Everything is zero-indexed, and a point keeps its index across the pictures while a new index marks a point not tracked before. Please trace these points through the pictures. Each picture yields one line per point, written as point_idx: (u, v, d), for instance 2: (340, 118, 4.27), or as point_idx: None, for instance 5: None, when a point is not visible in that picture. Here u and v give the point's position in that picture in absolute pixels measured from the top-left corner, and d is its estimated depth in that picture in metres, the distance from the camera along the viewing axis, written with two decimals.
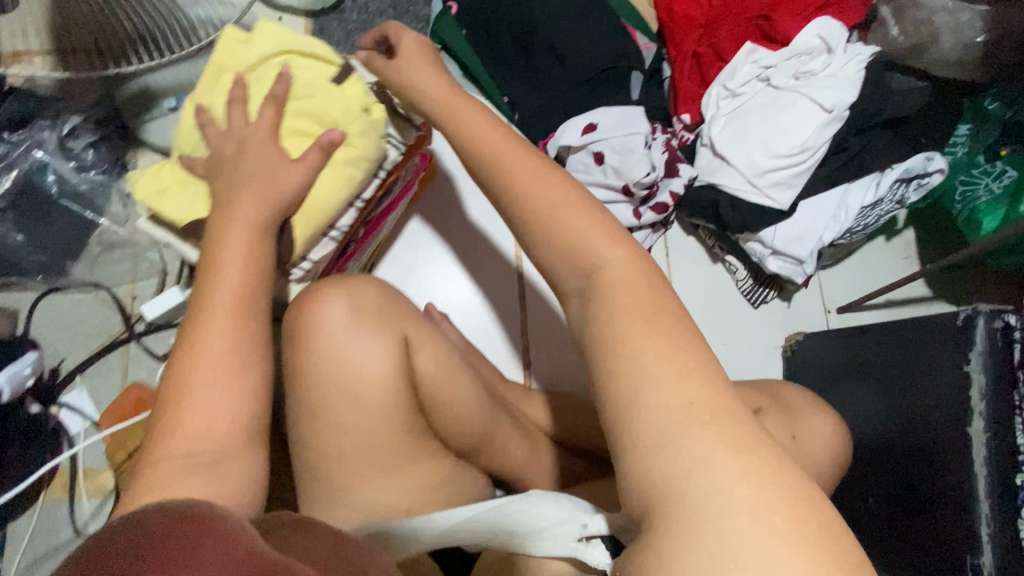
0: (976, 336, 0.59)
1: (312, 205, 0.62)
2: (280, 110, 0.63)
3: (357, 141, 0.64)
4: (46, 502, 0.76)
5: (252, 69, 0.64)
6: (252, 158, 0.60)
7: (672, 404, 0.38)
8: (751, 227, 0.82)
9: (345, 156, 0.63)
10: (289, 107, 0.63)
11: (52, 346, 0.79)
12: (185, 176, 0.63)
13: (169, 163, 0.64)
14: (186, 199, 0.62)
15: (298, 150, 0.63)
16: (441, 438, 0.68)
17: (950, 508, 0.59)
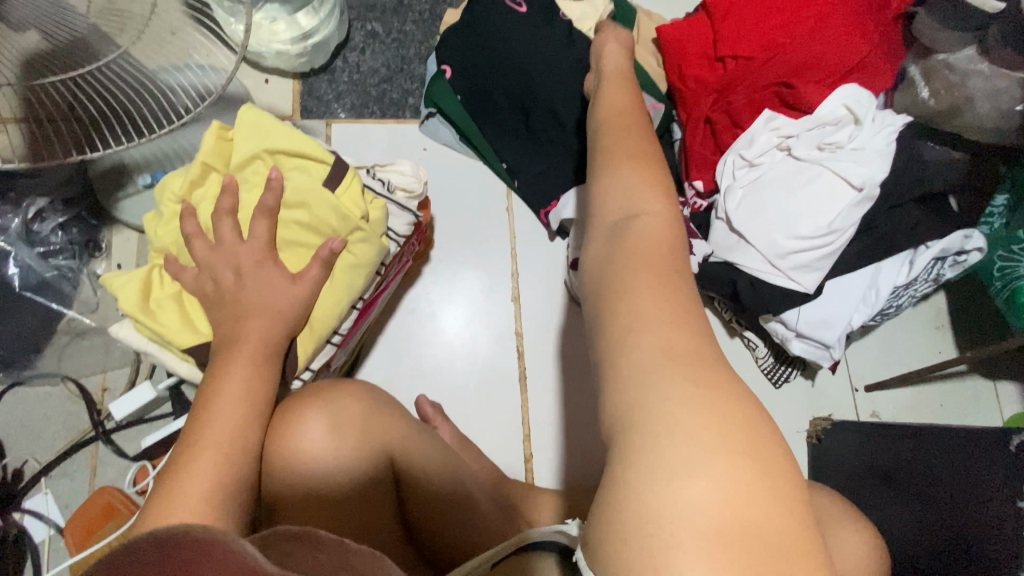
0: None
1: (312, 321, 0.59)
2: (272, 221, 0.57)
3: (357, 248, 0.60)
4: None
5: (238, 169, 0.59)
6: (227, 270, 0.55)
7: (660, 355, 0.34)
8: (774, 310, 0.75)
9: (343, 262, 0.60)
10: (280, 216, 0.58)
11: (17, 445, 0.74)
12: (176, 288, 0.58)
13: (160, 271, 0.59)
14: (179, 314, 0.57)
15: (297, 264, 0.59)
16: (432, 567, 0.61)
17: None
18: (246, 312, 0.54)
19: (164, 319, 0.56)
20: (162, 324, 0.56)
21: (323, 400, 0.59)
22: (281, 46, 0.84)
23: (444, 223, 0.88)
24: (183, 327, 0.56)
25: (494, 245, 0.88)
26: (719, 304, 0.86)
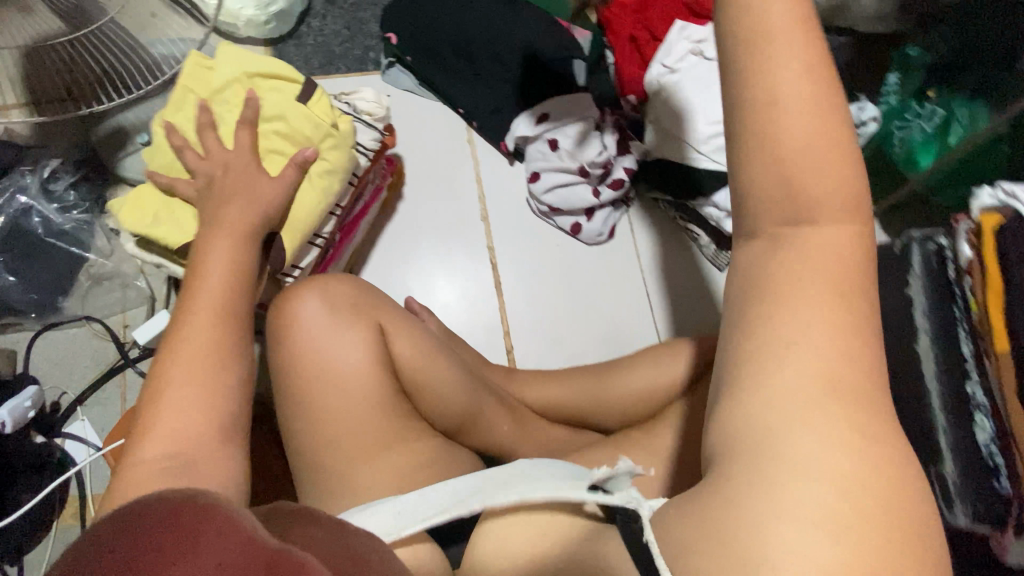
0: (913, 259, 0.63)
1: (297, 217, 0.70)
2: (255, 132, 0.68)
3: (331, 155, 0.72)
4: (59, 531, 0.78)
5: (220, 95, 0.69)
6: (231, 174, 0.64)
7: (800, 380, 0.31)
8: (705, 192, 0.86)
9: (320, 168, 0.71)
10: (261, 129, 0.69)
11: (52, 381, 0.82)
12: (164, 199, 0.67)
13: (147, 188, 0.68)
14: (170, 219, 0.66)
15: (276, 167, 0.69)
16: (427, 417, 0.71)
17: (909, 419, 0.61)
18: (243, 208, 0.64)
19: (168, 223, 0.66)
20: (157, 229, 0.66)
21: (317, 284, 0.69)
22: (248, 13, 0.93)
23: (411, 159, 0.96)
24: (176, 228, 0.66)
25: (459, 173, 0.97)
26: (663, 204, 0.97)
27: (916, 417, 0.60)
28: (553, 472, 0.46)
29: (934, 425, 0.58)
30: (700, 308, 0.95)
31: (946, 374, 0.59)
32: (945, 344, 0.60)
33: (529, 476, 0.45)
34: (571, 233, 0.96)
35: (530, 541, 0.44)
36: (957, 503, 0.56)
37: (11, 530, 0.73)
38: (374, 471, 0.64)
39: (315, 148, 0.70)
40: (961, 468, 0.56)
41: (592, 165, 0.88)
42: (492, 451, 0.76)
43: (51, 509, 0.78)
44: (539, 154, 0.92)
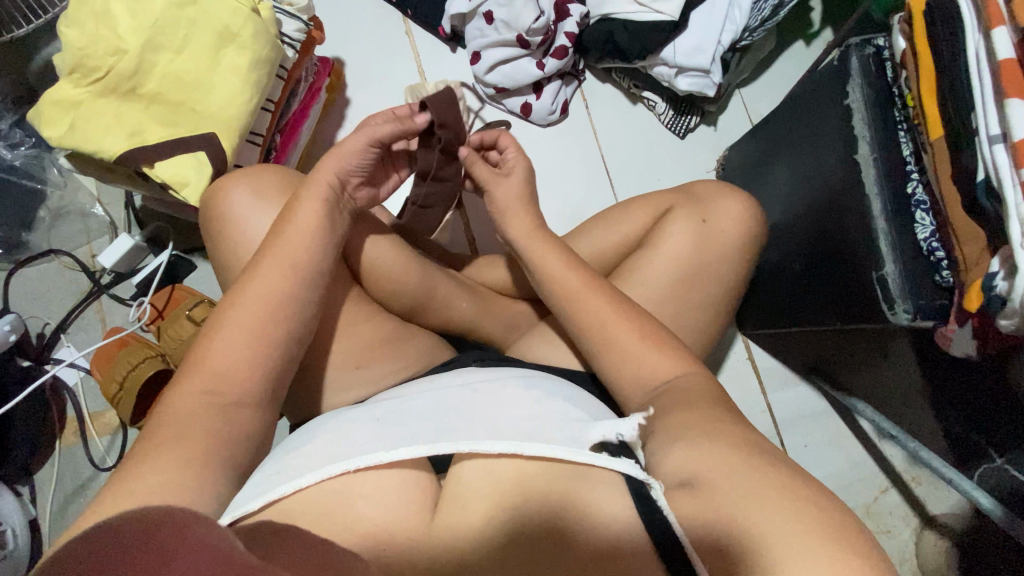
0: (851, 65, 0.60)
1: (226, 117, 0.65)
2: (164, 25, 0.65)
3: (251, 43, 0.65)
4: (63, 448, 0.84)
5: None
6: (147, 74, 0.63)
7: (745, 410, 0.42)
8: (651, 50, 0.83)
9: (240, 55, 0.65)
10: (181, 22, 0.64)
11: (32, 313, 0.85)
12: (76, 101, 0.62)
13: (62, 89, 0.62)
14: (94, 126, 0.61)
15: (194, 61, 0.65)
16: (381, 301, 0.73)
17: (858, 234, 0.60)
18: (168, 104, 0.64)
19: (85, 125, 0.61)
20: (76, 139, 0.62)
21: (238, 174, 0.64)
22: None
23: (350, 58, 0.93)
24: (99, 136, 0.61)
25: (400, 65, 0.93)
26: (616, 74, 0.94)
27: (862, 232, 0.59)
28: (552, 426, 0.50)
29: (875, 236, 0.58)
30: (661, 176, 0.94)
31: (886, 178, 0.58)
32: (885, 151, 0.58)
33: (537, 430, 0.49)
34: (523, 116, 0.92)
35: (511, 468, 0.47)
36: (897, 300, 0.56)
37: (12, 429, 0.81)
38: (333, 348, 0.67)
39: (234, 34, 0.64)
40: (902, 265, 0.56)
41: (531, 32, 0.84)
42: (454, 331, 0.78)
43: (54, 428, 0.84)
44: (477, 32, 0.88)
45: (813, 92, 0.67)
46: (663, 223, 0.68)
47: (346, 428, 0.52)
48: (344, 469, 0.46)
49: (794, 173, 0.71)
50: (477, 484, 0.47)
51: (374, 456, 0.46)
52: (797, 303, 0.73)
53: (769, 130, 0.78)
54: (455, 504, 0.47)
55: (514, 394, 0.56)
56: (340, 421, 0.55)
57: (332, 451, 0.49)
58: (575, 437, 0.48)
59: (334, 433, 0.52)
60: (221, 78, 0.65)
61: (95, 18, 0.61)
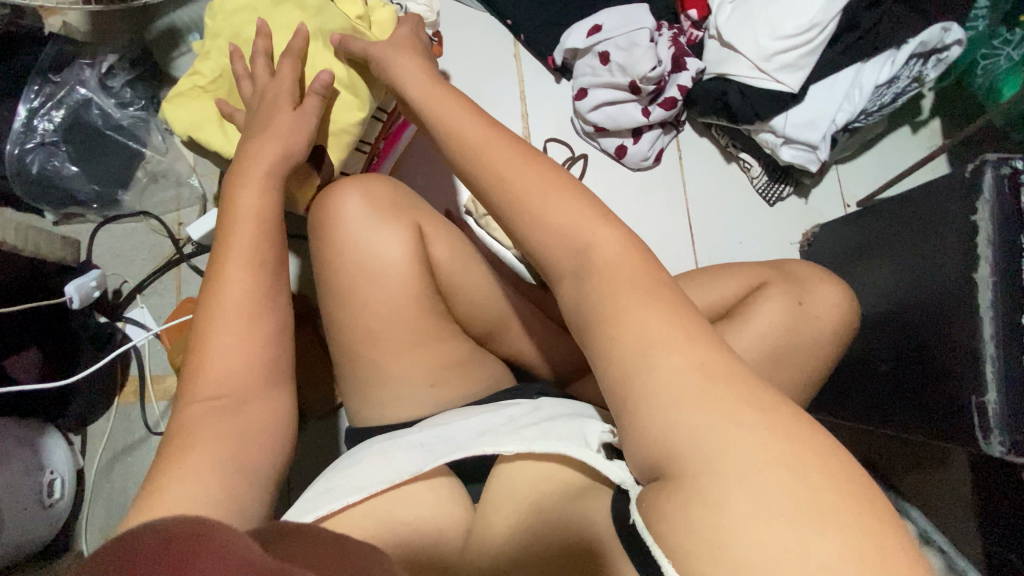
0: (984, 181, 0.59)
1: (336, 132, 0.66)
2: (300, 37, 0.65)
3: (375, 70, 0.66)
4: (121, 405, 0.86)
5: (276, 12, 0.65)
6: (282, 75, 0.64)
7: None
8: (762, 116, 0.82)
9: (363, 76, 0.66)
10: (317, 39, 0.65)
11: (113, 270, 0.88)
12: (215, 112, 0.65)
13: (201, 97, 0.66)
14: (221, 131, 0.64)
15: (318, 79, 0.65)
16: (462, 325, 0.73)
17: (963, 353, 0.59)
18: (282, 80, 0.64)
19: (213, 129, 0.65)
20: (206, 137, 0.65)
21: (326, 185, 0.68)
22: None
23: (458, 72, 0.93)
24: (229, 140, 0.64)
25: (504, 86, 0.94)
26: (716, 130, 0.94)
27: (969, 352, 0.58)
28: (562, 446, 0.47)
29: (981, 361, 0.57)
30: (744, 240, 0.93)
31: (1005, 303, 0.56)
32: (1008, 275, 0.56)
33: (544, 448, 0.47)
34: (616, 157, 0.92)
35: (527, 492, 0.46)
36: (993, 430, 0.56)
37: (74, 395, 0.82)
38: (409, 366, 0.67)
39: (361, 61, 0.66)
40: (1009, 397, 0.55)
41: (644, 80, 0.84)
42: (522, 363, 0.78)
43: (115, 385, 0.86)
44: (588, 69, 0.88)
45: (935, 199, 0.66)
46: (756, 298, 0.68)
47: (396, 450, 0.54)
48: (391, 480, 0.49)
49: (894, 271, 0.71)
50: (500, 503, 0.48)
51: (416, 467, 0.50)
52: (876, 400, 0.73)
53: (876, 219, 0.77)
54: (485, 529, 0.48)
55: (541, 411, 0.55)
56: (392, 443, 0.56)
57: (379, 471, 0.51)
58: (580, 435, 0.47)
59: (387, 449, 0.54)
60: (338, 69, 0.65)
61: (249, 22, 0.65)
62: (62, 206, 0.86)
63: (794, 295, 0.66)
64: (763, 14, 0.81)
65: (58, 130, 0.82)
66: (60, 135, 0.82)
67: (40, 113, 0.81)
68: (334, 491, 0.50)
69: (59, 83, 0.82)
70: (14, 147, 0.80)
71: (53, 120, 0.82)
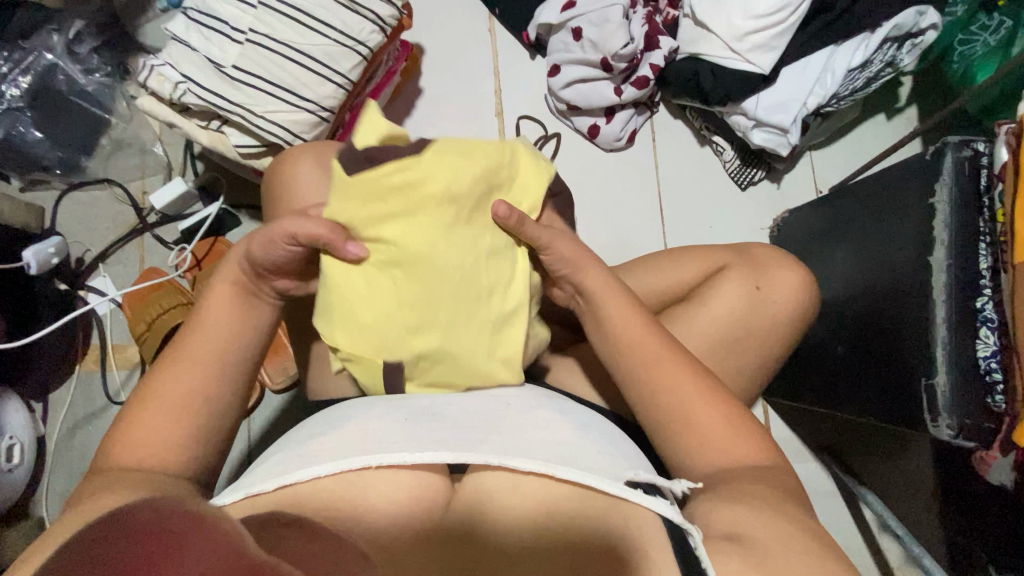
0: (943, 164, 0.58)
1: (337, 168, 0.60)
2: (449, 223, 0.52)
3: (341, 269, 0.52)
4: (81, 374, 0.86)
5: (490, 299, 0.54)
6: None
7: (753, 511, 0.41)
8: (734, 98, 0.81)
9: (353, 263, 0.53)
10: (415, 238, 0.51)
11: (76, 238, 0.87)
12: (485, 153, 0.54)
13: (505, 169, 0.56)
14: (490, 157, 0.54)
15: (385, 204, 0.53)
16: None
17: (914, 336, 0.59)
18: (397, 194, 0.50)
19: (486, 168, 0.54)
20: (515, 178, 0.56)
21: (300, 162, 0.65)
22: None
23: (431, 47, 0.92)
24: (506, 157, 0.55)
25: (477, 63, 0.93)
26: (690, 112, 0.92)
27: (920, 335, 0.58)
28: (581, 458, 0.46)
29: (932, 345, 0.57)
30: (714, 224, 0.92)
31: (958, 286, 0.56)
32: (963, 259, 0.56)
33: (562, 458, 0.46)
34: (589, 137, 0.91)
35: (535, 485, 0.45)
36: (942, 413, 0.55)
37: (40, 345, 0.84)
38: None
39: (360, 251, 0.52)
40: (955, 380, 0.55)
41: (617, 57, 0.82)
42: None
43: (76, 353, 0.86)
44: (562, 45, 0.87)
45: (898, 183, 0.65)
46: (714, 280, 0.67)
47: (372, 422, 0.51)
48: (363, 463, 0.45)
49: (854, 255, 0.71)
50: (500, 492, 0.46)
51: (397, 455, 0.45)
52: (833, 384, 0.73)
53: (842, 203, 0.76)
54: (471, 511, 0.46)
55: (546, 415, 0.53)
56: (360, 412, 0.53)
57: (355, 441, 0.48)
58: (609, 466, 0.46)
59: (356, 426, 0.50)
60: (339, 299, 0.52)
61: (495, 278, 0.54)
62: (26, 170, 0.85)
63: (748, 276, 0.66)
64: None
65: (24, 96, 0.80)
66: (25, 100, 0.81)
67: (6, 78, 0.79)
68: (292, 461, 0.47)
69: (26, 49, 0.80)
70: None
71: (20, 86, 0.80)
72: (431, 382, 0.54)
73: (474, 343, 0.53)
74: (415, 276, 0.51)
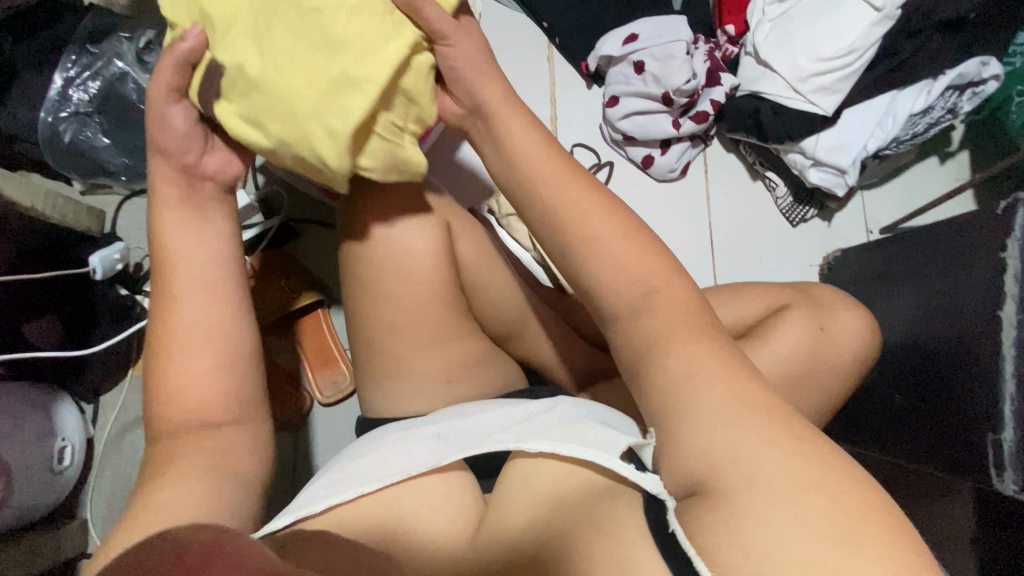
0: (1015, 220, 0.59)
1: None
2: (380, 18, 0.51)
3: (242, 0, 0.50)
4: (134, 378, 0.87)
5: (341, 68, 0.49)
6: None
7: None
8: (793, 137, 0.82)
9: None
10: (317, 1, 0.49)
11: (136, 243, 0.89)
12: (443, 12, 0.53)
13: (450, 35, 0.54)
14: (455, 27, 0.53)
15: None
16: (480, 323, 0.73)
17: (982, 390, 0.59)
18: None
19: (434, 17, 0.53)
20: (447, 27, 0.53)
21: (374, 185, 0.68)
22: None
23: None
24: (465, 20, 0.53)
25: (536, 89, 0.94)
26: (744, 147, 0.93)
27: (989, 388, 0.58)
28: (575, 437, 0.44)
29: (999, 399, 0.57)
30: (764, 259, 0.93)
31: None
32: None
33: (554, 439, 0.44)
34: (642, 167, 0.92)
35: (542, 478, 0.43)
36: (1007, 468, 0.55)
37: (90, 361, 0.84)
38: (426, 359, 0.67)
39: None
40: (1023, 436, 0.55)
41: (678, 92, 0.84)
42: (538, 366, 0.78)
43: (130, 357, 0.87)
44: (622, 77, 0.88)
45: (965, 234, 0.66)
46: (775, 320, 0.67)
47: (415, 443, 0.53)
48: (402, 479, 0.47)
49: (914, 301, 0.72)
50: (520, 494, 0.44)
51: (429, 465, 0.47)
52: (890, 430, 0.73)
53: (903, 249, 0.77)
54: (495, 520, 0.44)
55: (564, 411, 0.50)
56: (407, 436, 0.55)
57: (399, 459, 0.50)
58: (603, 436, 0.44)
59: (397, 449, 0.52)
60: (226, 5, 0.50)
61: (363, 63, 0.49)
62: (90, 175, 0.87)
63: (808, 317, 0.66)
64: (803, 35, 0.80)
65: (92, 101, 0.82)
66: (93, 105, 0.82)
67: (75, 82, 0.81)
68: (344, 483, 0.49)
69: (97, 54, 0.82)
70: (48, 114, 0.80)
71: (87, 90, 0.82)
72: (245, 113, 0.51)
73: (319, 123, 0.50)
74: (308, 29, 0.49)
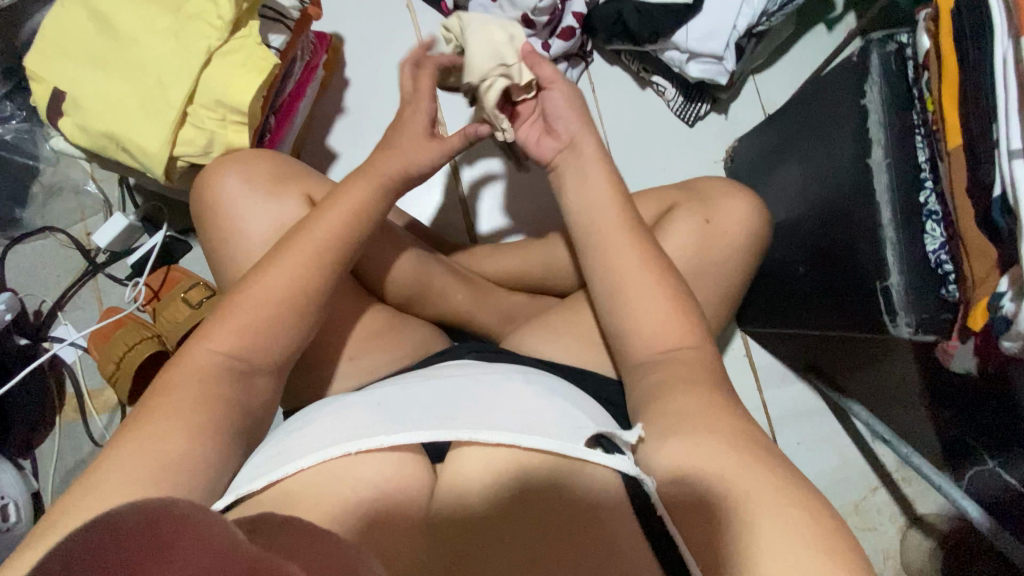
0: (871, 62, 0.58)
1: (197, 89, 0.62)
2: None
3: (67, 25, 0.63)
4: (63, 424, 0.85)
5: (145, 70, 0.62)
6: None
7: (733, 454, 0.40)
8: (662, 33, 0.80)
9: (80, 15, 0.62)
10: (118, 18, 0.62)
11: (29, 291, 0.86)
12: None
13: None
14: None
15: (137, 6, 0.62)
16: (377, 292, 0.71)
17: (866, 241, 0.58)
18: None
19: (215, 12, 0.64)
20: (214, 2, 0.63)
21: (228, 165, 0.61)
22: None
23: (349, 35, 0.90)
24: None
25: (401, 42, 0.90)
26: (626, 56, 0.91)
27: (872, 238, 0.57)
28: (546, 415, 0.45)
29: (882, 247, 0.56)
30: (669, 165, 0.91)
31: (900, 184, 0.55)
32: (900, 157, 0.56)
33: (530, 419, 0.44)
34: None
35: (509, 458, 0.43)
36: (899, 312, 0.55)
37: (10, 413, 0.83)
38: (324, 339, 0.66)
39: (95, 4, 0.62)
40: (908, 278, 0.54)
41: (536, 11, 0.81)
42: (452, 322, 0.77)
43: (54, 405, 0.85)
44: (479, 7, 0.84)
45: (829, 89, 0.64)
46: (665, 220, 0.66)
47: (348, 412, 0.46)
48: (347, 451, 0.41)
49: (800, 171, 0.70)
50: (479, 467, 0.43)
51: (385, 436, 0.42)
52: (802, 305, 0.73)
53: (784, 122, 0.75)
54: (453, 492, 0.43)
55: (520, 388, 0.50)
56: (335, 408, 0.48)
57: (333, 427, 0.44)
58: (573, 426, 0.44)
59: (334, 417, 0.46)
60: (53, 39, 0.62)
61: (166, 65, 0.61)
62: None
63: (693, 211, 0.65)
64: None
65: None
66: None
67: None
68: (281, 456, 0.42)
69: None
70: None
71: None
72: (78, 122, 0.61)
73: (144, 134, 0.61)
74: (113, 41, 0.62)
